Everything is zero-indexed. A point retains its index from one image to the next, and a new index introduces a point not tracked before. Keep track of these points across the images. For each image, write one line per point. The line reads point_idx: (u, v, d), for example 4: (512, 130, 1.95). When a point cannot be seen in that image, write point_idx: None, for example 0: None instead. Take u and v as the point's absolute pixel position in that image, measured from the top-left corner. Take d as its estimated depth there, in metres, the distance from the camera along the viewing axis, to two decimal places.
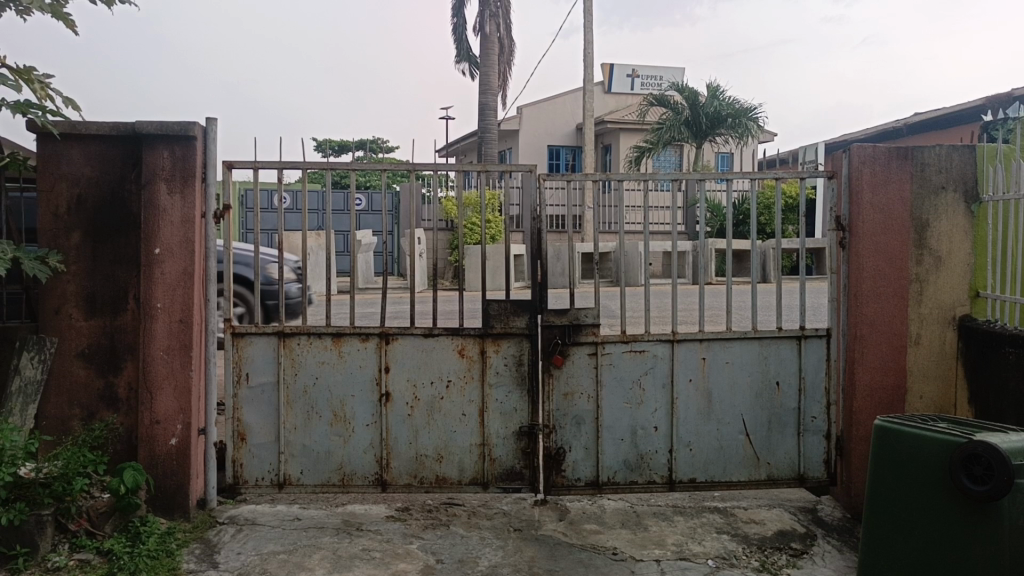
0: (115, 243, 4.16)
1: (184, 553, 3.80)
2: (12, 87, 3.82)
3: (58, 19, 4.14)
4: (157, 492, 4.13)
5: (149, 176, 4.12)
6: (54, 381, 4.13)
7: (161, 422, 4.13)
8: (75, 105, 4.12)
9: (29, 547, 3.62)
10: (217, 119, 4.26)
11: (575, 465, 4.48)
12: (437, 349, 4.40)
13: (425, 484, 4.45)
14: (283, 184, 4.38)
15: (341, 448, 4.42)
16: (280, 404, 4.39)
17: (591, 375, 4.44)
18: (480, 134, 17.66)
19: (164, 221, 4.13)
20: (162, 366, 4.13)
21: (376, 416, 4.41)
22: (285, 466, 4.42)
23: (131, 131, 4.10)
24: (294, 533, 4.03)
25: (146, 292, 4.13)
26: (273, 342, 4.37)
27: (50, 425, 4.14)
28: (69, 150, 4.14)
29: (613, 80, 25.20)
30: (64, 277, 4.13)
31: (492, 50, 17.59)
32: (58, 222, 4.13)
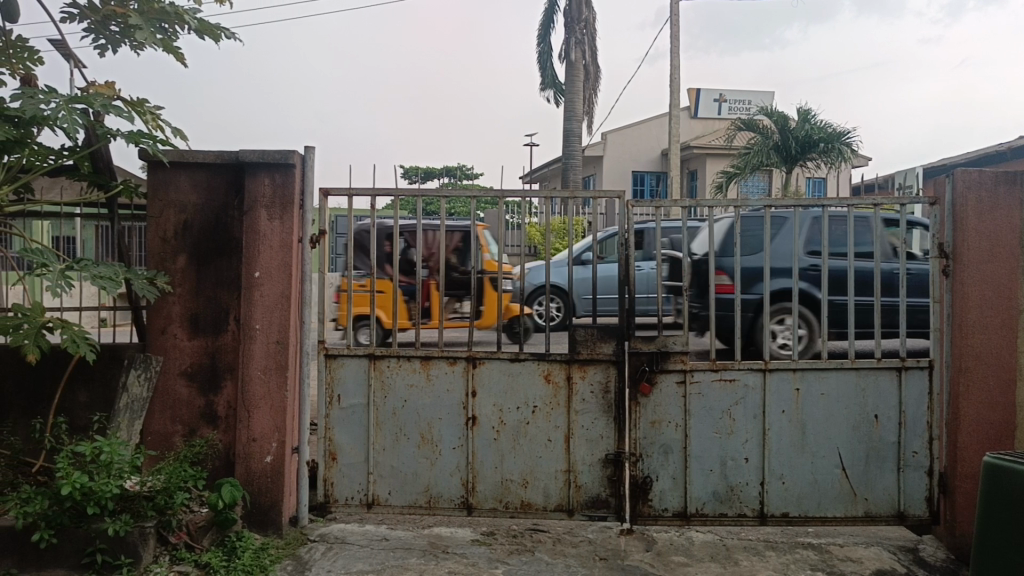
0: (218, 266, 4.34)
1: (277, 569, 3.90)
2: (126, 119, 4.05)
3: (169, 54, 4.37)
4: (252, 508, 4.26)
5: (251, 203, 4.30)
6: (159, 398, 4.32)
7: (258, 440, 4.27)
8: (183, 135, 4.34)
9: (132, 558, 3.77)
10: (315, 148, 4.41)
11: (663, 494, 4.41)
12: (523, 374, 4.42)
13: (510, 509, 4.46)
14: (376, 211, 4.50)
15: (428, 471, 4.48)
16: (370, 425, 4.47)
17: (680, 403, 4.38)
18: (565, 159, 17.73)
19: (264, 246, 4.29)
20: (259, 385, 4.28)
21: (463, 439, 4.45)
22: (374, 486, 4.50)
23: (235, 159, 4.29)
24: (382, 553, 4.08)
25: (246, 314, 4.29)
26: (363, 364, 4.47)
27: (155, 440, 4.33)
28: (178, 177, 4.36)
29: (699, 105, 24.99)
30: (170, 298, 4.33)
31: (578, 77, 17.67)
32: (165, 246, 4.34)
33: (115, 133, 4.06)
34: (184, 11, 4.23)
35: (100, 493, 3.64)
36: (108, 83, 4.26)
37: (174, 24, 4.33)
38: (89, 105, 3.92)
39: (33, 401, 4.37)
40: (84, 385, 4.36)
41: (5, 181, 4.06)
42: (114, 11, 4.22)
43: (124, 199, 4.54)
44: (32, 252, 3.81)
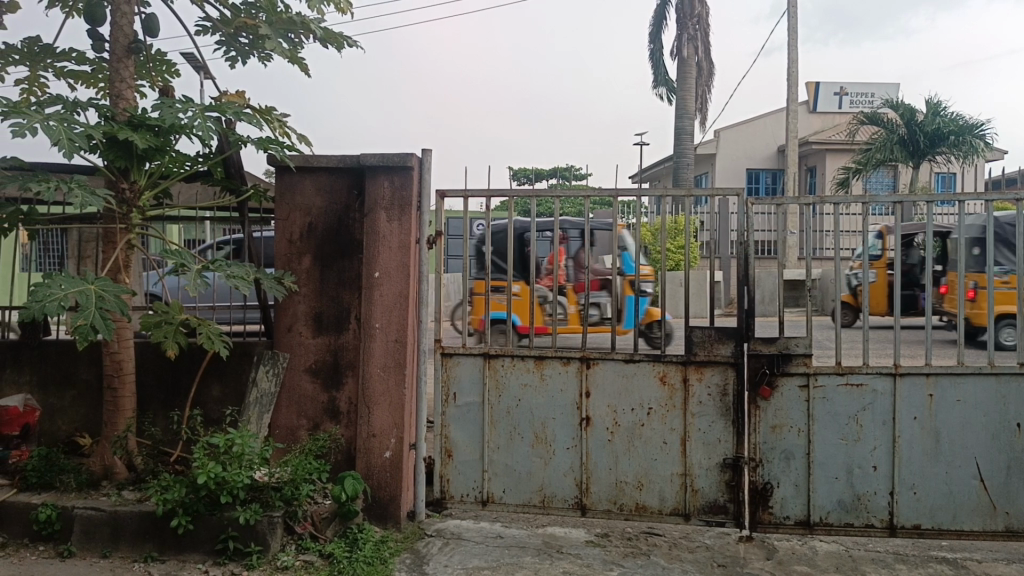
0: (340, 267, 4.49)
1: (396, 561, 3.99)
2: (256, 126, 4.24)
3: (294, 63, 4.56)
4: (372, 501, 4.38)
5: (371, 205, 4.42)
6: (285, 393, 4.50)
7: (377, 436, 4.39)
8: (308, 140, 4.51)
9: (262, 545, 3.93)
10: (432, 150, 4.50)
11: (784, 501, 4.27)
12: (638, 375, 4.37)
13: (625, 511, 4.42)
14: (490, 211, 4.55)
15: (542, 470, 4.49)
16: (485, 423, 4.52)
17: (803, 408, 4.23)
18: (677, 159, 17.45)
19: (383, 246, 4.41)
20: (379, 382, 4.40)
21: (577, 439, 4.44)
22: (488, 484, 4.55)
23: (356, 163, 4.42)
24: (497, 550, 4.12)
25: (366, 313, 4.42)
26: (478, 363, 4.53)
27: (281, 433, 4.52)
28: (303, 182, 4.53)
29: (818, 99, 24.08)
30: (295, 297, 4.51)
31: (691, 74, 17.37)
32: (291, 247, 4.52)
33: (245, 139, 4.26)
34: (310, 20, 4.40)
35: (233, 483, 3.82)
36: (239, 92, 4.48)
37: (301, 33, 4.51)
38: (222, 113, 4.14)
39: (171, 394, 4.65)
40: (217, 379, 4.60)
41: (147, 187, 4.33)
42: (244, 23, 4.42)
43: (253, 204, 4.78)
44: (172, 252, 4.04)
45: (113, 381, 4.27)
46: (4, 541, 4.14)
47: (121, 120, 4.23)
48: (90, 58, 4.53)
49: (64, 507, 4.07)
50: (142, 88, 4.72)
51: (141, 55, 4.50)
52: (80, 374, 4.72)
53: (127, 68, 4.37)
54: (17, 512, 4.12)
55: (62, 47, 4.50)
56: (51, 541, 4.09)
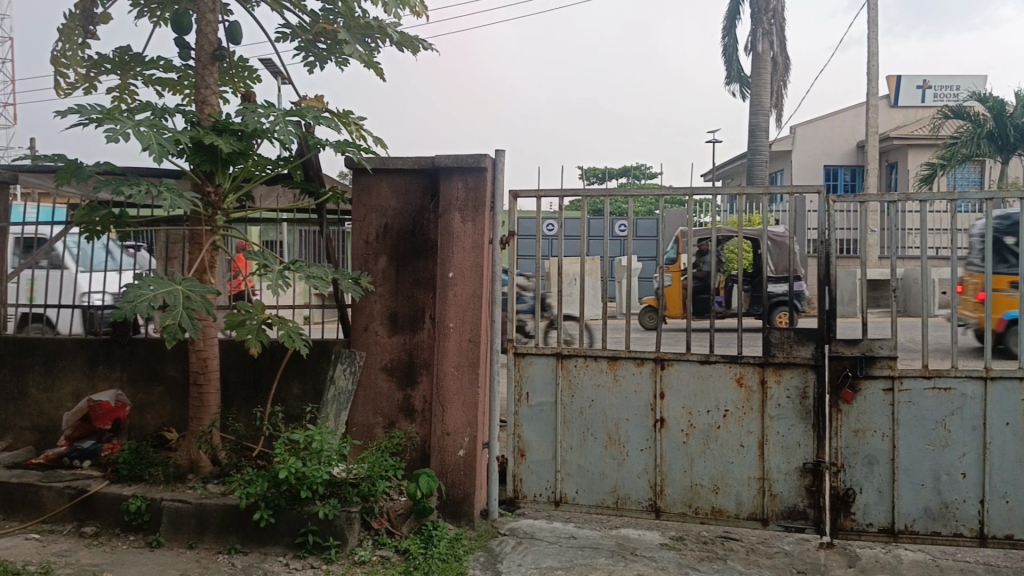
0: (415, 267, 4.55)
1: (470, 559, 4.02)
2: (334, 130, 4.34)
3: (371, 67, 4.64)
4: (446, 499, 4.43)
5: (445, 206, 4.47)
6: (362, 391, 4.59)
7: (451, 434, 4.43)
8: (384, 143, 4.59)
9: (339, 540, 4.01)
10: (505, 151, 4.53)
11: (867, 508, 4.15)
12: (714, 376, 4.30)
13: (700, 515, 4.36)
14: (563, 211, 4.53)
15: (616, 471, 4.46)
16: (558, 423, 4.52)
17: (887, 412, 4.10)
18: (751, 156, 17.13)
19: (457, 247, 4.45)
20: (453, 381, 4.44)
21: (651, 441, 4.40)
22: (562, 485, 4.54)
23: (431, 165, 4.48)
24: (570, 551, 4.10)
25: (441, 313, 4.46)
26: (551, 363, 4.53)
27: (358, 430, 4.60)
28: (379, 183, 4.61)
29: (900, 93, 23.30)
30: (372, 297, 4.59)
31: (765, 69, 17.01)
32: (368, 248, 4.61)
33: (324, 143, 4.37)
34: (387, 24, 4.47)
35: (312, 478, 3.91)
36: (318, 97, 4.59)
37: (377, 36, 4.58)
38: (302, 117, 4.24)
39: (253, 390, 4.78)
40: (297, 376, 4.71)
41: (231, 190, 4.47)
42: (322, 29, 4.52)
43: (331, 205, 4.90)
44: (254, 253, 4.16)
45: (199, 378, 4.42)
46: (97, 530, 4.33)
47: (205, 125, 4.38)
48: (176, 65, 4.70)
49: (152, 498, 4.23)
50: (224, 95, 4.88)
51: (224, 62, 4.64)
52: (168, 371, 4.90)
53: (211, 75, 4.52)
54: (110, 502, 4.31)
55: (151, 56, 4.68)
56: (141, 531, 4.26)
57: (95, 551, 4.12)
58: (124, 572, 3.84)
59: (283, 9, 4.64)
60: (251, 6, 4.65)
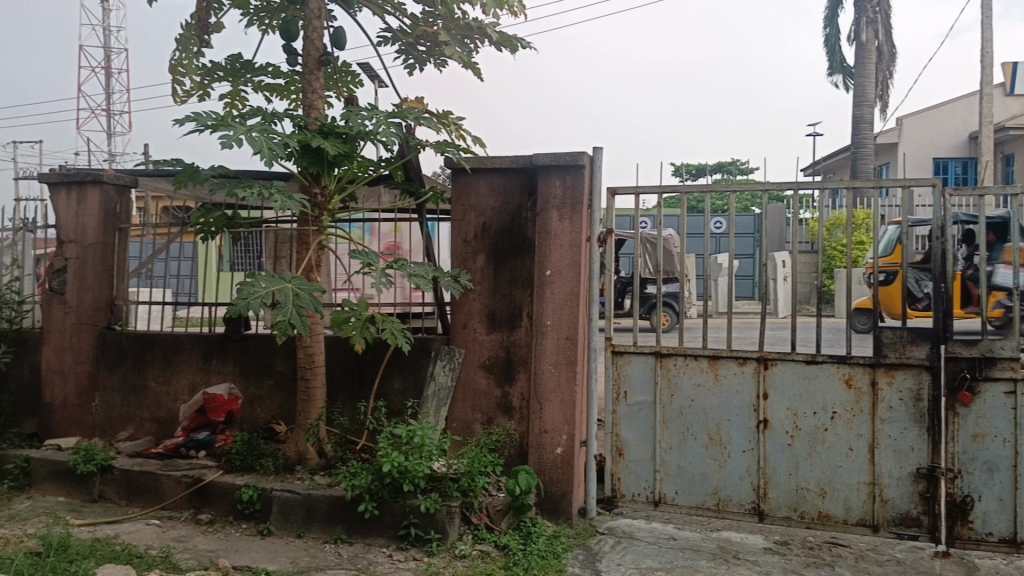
0: (513, 265, 4.59)
1: (568, 556, 4.02)
2: (435, 131, 4.42)
3: (470, 68, 4.69)
4: (545, 496, 4.45)
5: (543, 204, 4.48)
6: (461, 387, 4.65)
7: (549, 432, 4.44)
8: (483, 143, 4.65)
9: (440, 533, 4.07)
10: (603, 148, 4.51)
11: (986, 517, 3.96)
12: (820, 377, 4.17)
13: (806, 519, 4.24)
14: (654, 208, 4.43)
15: (717, 473, 4.38)
16: (657, 423, 4.47)
17: (1008, 416, 3.89)
18: (855, 149, 16.52)
19: (554, 246, 4.46)
20: (550, 379, 4.45)
21: (754, 443, 4.31)
22: (661, 485, 4.49)
23: (529, 164, 4.50)
24: (670, 552, 4.05)
25: (539, 311, 4.48)
26: (650, 362, 4.48)
27: (458, 426, 4.67)
28: (478, 183, 4.66)
29: (1018, 80, 22.02)
30: (471, 295, 4.64)
31: (870, 59, 16.35)
32: (467, 246, 4.66)
33: (425, 143, 4.45)
34: (487, 24, 4.52)
35: (414, 472, 4.00)
36: (419, 99, 4.68)
37: (476, 37, 4.64)
38: (404, 119, 4.34)
39: (356, 386, 4.91)
40: (398, 371, 4.81)
41: (336, 191, 4.61)
42: (423, 31, 4.61)
43: (430, 205, 4.99)
44: (358, 252, 4.28)
45: (306, 373, 4.58)
46: (213, 517, 4.53)
47: (311, 129, 4.53)
48: (284, 71, 4.87)
49: (263, 488, 4.41)
50: (329, 98, 5.03)
51: (329, 66, 4.79)
52: (276, 365, 5.08)
53: (317, 80, 4.67)
54: (224, 491, 4.51)
55: (260, 63, 4.86)
56: (252, 519, 4.45)
57: (211, 537, 4.32)
58: (238, 557, 4.01)
59: (384, 13, 4.75)
60: (354, 11, 4.78)
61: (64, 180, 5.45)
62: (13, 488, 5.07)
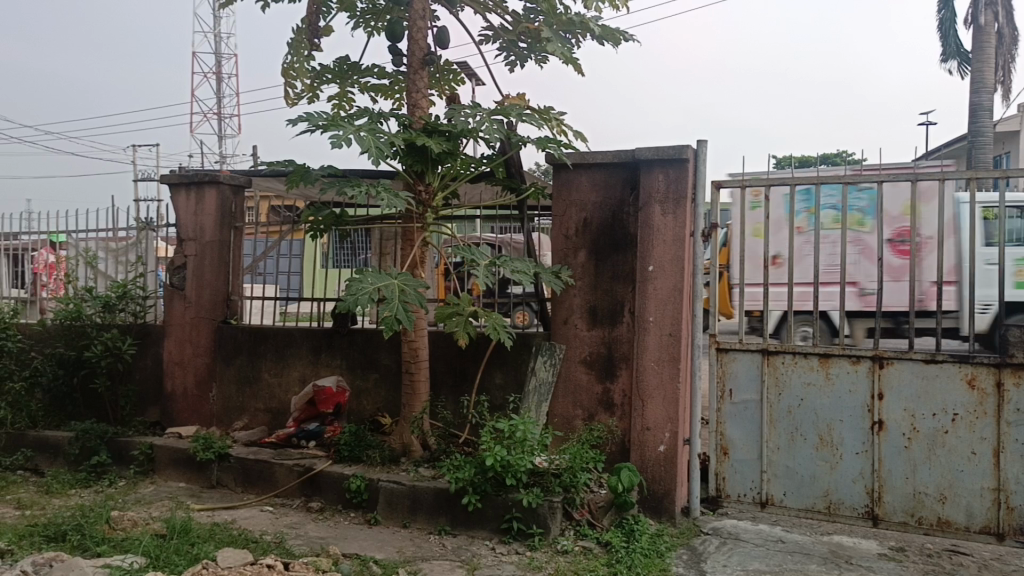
0: (615, 260, 4.55)
1: (672, 556, 3.96)
2: (536, 127, 4.44)
3: (572, 63, 4.69)
4: (647, 494, 4.39)
5: (646, 199, 4.43)
6: (562, 383, 4.66)
7: (651, 429, 4.40)
8: (584, 138, 4.64)
9: (542, 528, 4.08)
10: (707, 141, 4.42)
11: None
12: (940, 377, 3.99)
13: (924, 525, 4.07)
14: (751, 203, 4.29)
15: (828, 475, 4.25)
16: (764, 423, 4.36)
17: None
18: (972, 138, 15.67)
19: (657, 240, 4.40)
20: (653, 376, 4.40)
21: (868, 444, 4.15)
22: (768, 485, 4.38)
23: (631, 158, 4.45)
24: (778, 555, 3.93)
25: (641, 306, 4.44)
26: (757, 359, 4.37)
27: (559, 422, 4.68)
28: (579, 178, 4.65)
29: None
30: (572, 291, 4.64)
31: (990, 43, 15.46)
32: (568, 242, 4.66)
33: (526, 140, 4.47)
34: (589, 19, 4.50)
35: (516, 466, 4.02)
36: (520, 95, 4.72)
37: (578, 32, 4.63)
38: (506, 116, 4.37)
39: (459, 380, 4.99)
40: (500, 366, 4.86)
41: (440, 188, 4.70)
42: (525, 28, 4.64)
43: (531, 201, 5.01)
44: (462, 248, 4.34)
45: (410, 367, 4.68)
46: (322, 506, 4.69)
47: (416, 128, 4.61)
48: (389, 72, 4.99)
49: (371, 478, 4.53)
50: (432, 97, 5.12)
51: (432, 66, 4.87)
52: (382, 359, 5.20)
53: (421, 79, 4.75)
54: (333, 480, 4.67)
55: (366, 64, 4.99)
56: (360, 508, 4.58)
57: (321, 525, 4.46)
58: (347, 545, 4.13)
59: (486, 11, 4.80)
60: (456, 10, 4.84)
61: (184, 181, 5.73)
62: (139, 473, 5.38)
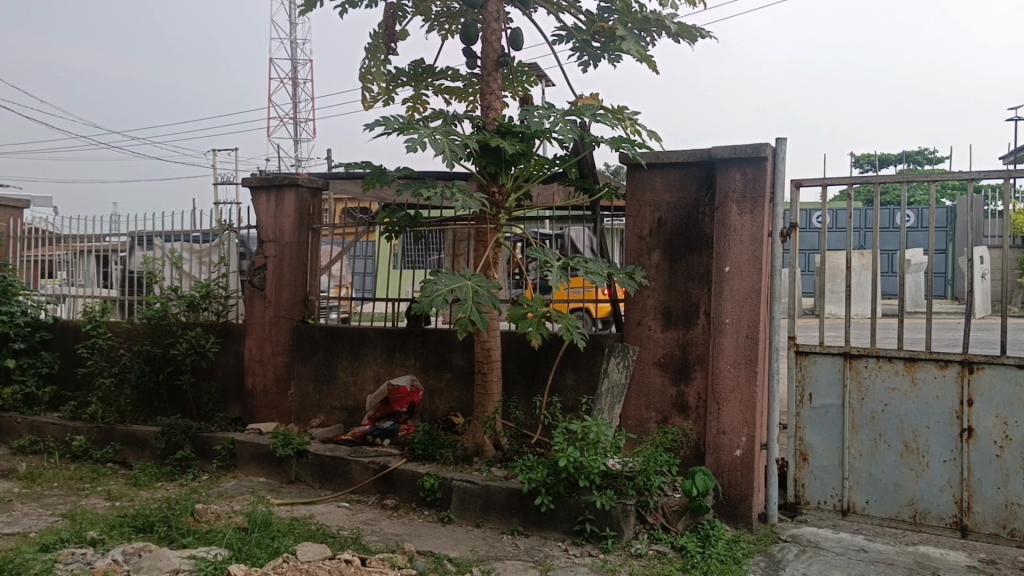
0: (690, 261, 4.49)
1: (750, 563, 3.88)
2: (610, 126, 4.41)
3: (646, 62, 4.65)
4: (723, 499, 4.32)
5: (723, 198, 4.35)
6: (636, 385, 4.61)
7: (728, 433, 4.32)
8: (659, 138, 4.61)
9: (616, 531, 4.04)
10: (787, 138, 4.33)
11: None
12: None
13: (1017, 538, 3.89)
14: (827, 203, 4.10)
15: (914, 483, 4.11)
16: (846, 428, 4.24)
17: None
18: None
19: (734, 240, 4.32)
20: (729, 379, 4.32)
21: (957, 452, 4.00)
22: (849, 493, 4.26)
23: (708, 157, 4.38)
24: (861, 564, 3.81)
25: (717, 308, 4.37)
26: (838, 363, 4.25)
27: (633, 424, 4.64)
28: (653, 178, 4.60)
29: None
30: (645, 293, 4.59)
31: None
32: (642, 243, 4.62)
33: (600, 140, 4.45)
34: (665, 16, 4.46)
35: (589, 468, 4.01)
36: (594, 96, 4.70)
37: (653, 30, 4.58)
38: (580, 116, 4.35)
39: (531, 381, 4.99)
40: (572, 367, 4.84)
41: (513, 189, 4.72)
42: (600, 27, 4.62)
43: (604, 201, 4.97)
44: (535, 249, 4.33)
45: (483, 367, 4.71)
46: (397, 503, 4.75)
47: (490, 129, 4.64)
48: (463, 74, 5.03)
49: (444, 477, 4.58)
50: (505, 99, 5.14)
51: (506, 67, 4.89)
52: (455, 359, 5.24)
53: (495, 81, 4.77)
54: (407, 478, 4.73)
55: (440, 67, 5.04)
56: (434, 507, 4.62)
57: (396, 522, 4.52)
58: (421, 542, 4.18)
59: (559, 11, 4.79)
60: (530, 11, 4.85)
61: (264, 184, 5.88)
62: (221, 467, 5.55)
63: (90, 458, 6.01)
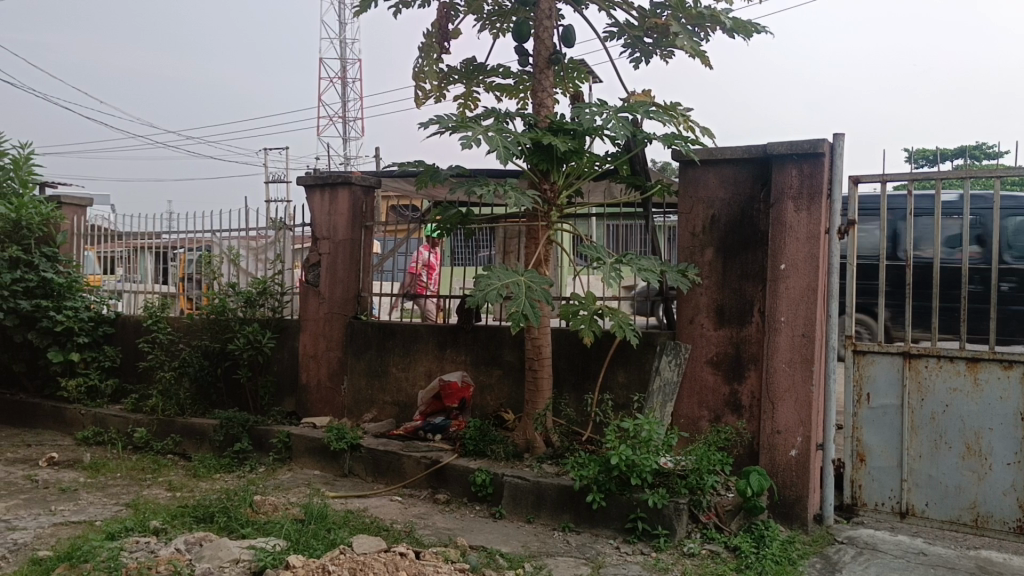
0: (744, 258, 4.44)
1: (805, 564, 3.83)
2: (663, 123, 4.39)
3: (700, 58, 4.60)
4: (778, 499, 4.27)
5: (778, 195, 4.30)
6: (688, 383, 4.58)
7: (783, 432, 4.27)
8: (712, 134, 4.58)
9: (668, 529, 4.03)
10: (845, 133, 4.25)
11: None
12: None
13: None
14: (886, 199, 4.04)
15: (975, 485, 4.02)
16: (905, 429, 4.15)
17: None
18: None
19: (790, 237, 4.27)
20: (785, 378, 4.27)
21: (1021, 455, 3.90)
22: (908, 495, 4.18)
23: (763, 153, 4.33)
24: (921, 567, 3.73)
25: (771, 306, 4.32)
26: (898, 362, 4.17)
27: (685, 422, 4.62)
28: (707, 175, 4.56)
29: None
30: (698, 290, 4.56)
31: None
32: (695, 240, 4.59)
33: (652, 137, 4.42)
34: (720, 11, 4.40)
35: (642, 466, 3.99)
36: (647, 92, 4.68)
37: (707, 25, 4.54)
38: (633, 113, 4.34)
39: (581, 378, 4.99)
40: (623, 365, 4.83)
41: (564, 187, 4.72)
42: (653, 23, 4.60)
43: (655, 198, 4.94)
44: (588, 247, 4.35)
45: (533, 364, 4.72)
46: (449, 497, 4.79)
47: (542, 126, 4.63)
48: (514, 72, 5.05)
49: (495, 473, 4.61)
50: (556, 96, 5.15)
51: (558, 65, 4.89)
52: (506, 355, 5.27)
53: (547, 79, 4.78)
54: (459, 473, 4.77)
55: (492, 65, 5.07)
56: (485, 502, 4.66)
57: (448, 516, 4.56)
58: (473, 537, 4.21)
59: (612, 8, 4.78)
60: (582, 8, 4.84)
61: (318, 182, 5.98)
62: (277, 460, 5.66)
63: (151, 449, 6.17)
